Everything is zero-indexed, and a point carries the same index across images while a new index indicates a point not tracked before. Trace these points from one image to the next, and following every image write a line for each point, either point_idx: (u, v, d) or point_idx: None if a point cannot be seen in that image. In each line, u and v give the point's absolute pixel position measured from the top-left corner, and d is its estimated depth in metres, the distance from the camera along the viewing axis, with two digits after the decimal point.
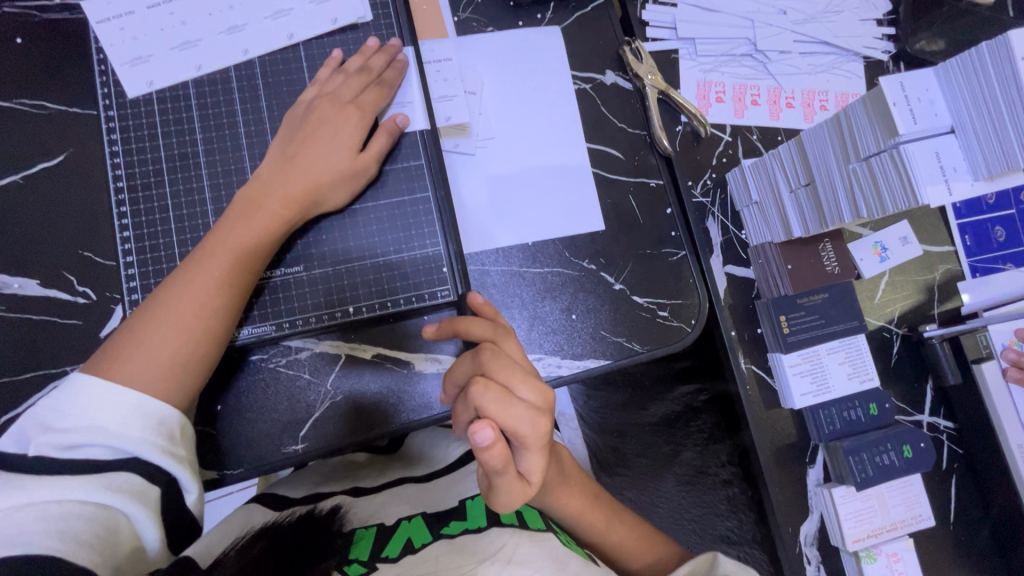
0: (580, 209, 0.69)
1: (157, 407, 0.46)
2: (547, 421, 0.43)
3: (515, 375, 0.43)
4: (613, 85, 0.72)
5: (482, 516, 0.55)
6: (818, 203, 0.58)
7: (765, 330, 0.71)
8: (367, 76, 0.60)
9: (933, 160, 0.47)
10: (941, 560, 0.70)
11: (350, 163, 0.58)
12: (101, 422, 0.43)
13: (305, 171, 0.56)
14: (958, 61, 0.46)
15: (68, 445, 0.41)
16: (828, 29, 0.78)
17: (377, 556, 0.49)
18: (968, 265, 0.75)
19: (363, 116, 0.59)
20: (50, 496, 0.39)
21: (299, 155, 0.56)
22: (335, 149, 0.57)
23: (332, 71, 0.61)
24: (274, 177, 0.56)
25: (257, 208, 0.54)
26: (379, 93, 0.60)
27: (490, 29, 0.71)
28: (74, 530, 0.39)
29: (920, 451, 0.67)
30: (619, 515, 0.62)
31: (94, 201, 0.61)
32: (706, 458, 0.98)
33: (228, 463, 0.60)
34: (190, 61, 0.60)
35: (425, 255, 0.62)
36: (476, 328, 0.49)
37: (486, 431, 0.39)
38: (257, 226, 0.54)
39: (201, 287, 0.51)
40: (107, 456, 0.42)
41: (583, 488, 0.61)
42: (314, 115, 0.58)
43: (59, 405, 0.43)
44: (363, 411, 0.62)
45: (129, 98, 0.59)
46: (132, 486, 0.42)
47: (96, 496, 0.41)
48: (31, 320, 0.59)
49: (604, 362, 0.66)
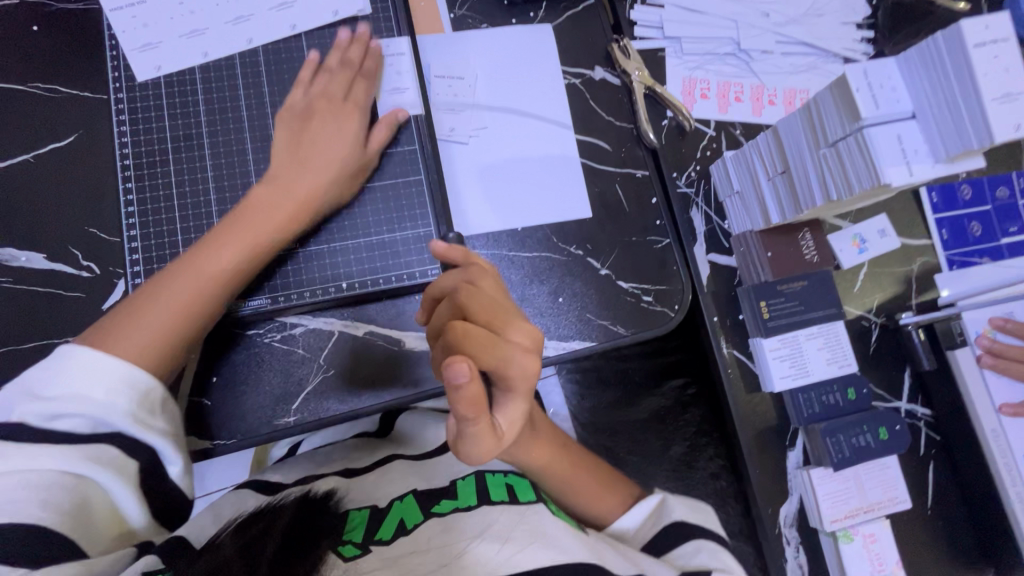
0: (567, 196, 0.72)
1: (144, 379, 0.45)
2: (535, 361, 0.45)
3: (498, 318, 0.46)
4: (601, 80, 0.76)
5: (473, 495, 0.56)
6: (793, 189, 0.60)
7: (746, 316, 0.73)
8: (360, 79, 0.64)
9: (894, 143, 0.49)
10: (919, 544, 0.71)
11: (355, 163, 0.61)
12: (83, 393, 0.43)
13: (311, 171, 0.59)
14: (917, 49, 0.49)
15: (51, 415, 0.41)
16: (810, 31, 0.81)
17: (371, 538, 0.49)
18: (946, 258, 0.78)
19: (359, 110, 0.63)
20: (31, 464, 0.40)
21: (306, 152, 0.59)
22: (340, 144, 0.61)
23: (325, 69, 0.63)
24: (287, 172, 0.58)
25: (273, 203, 0.57)
26: (366, 85, 0.64)
27: (484, 26, 0.75)
28: (56, 500, 0.40)
29: (896, 433, 0.69)
30: (587, 467, 0.64)
31: (101, 180, 0.64)
32: (694, 452, 0.99)
33: (222, 433, 0.61)
34: (197, 48, 0.63)
35: (417, 235, 0.64)
36: (449, 279, 0.50)
37: (463, 368, 0.39)
38: (271, 221, 0.56)
39: (208, 274, 0.52)
40: (88, 427, 0.42)
41: (553, 438, 0.63)
42: (314, 109, 0.61)
43: (48, 373, 0.43)
44: (354, 386, 0.64)
45: (138, 81, 0.62)
46: (111, 456, 0.43)
47: (75, 466, 0.41)
48: (37, 292, 0.61)
49: (590, 344, 0.68)
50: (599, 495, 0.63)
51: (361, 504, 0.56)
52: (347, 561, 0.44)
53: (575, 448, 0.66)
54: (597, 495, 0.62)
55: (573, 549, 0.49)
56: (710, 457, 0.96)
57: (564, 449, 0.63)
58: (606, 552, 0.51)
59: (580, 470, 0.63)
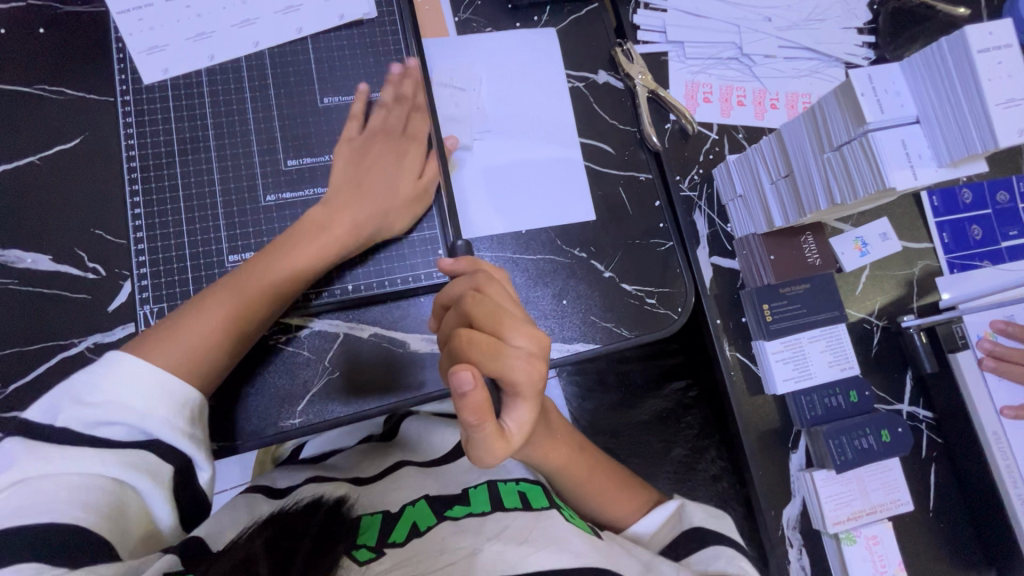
0: (572, 199, 0.72)
1: (181, 389, 0.47)
2: (540, 366, 0.46)
3: (504, 324, 0.46)
4: (605, 84, 0.76)
5: (487, 501, 0.56)
6: (796, 193, 0.61)
7: (748, 319, 0.73)
8: (419, 113, 0.66)
9: (899, 148, 0.50)
10: (921, 547, 0.71)
11: (412, 187, 0.63)
12: (125, 399, 0.45)
13: (366, 204, 0.61)
14: (921, 55, 0.50)
15: (96, 421, 0.44)
16: (811, 35, 0.82)
17: (384, 542, 0.49)
18: (946, 261, 0.78)
19: (419, 145, 0.65)
20: (74, 468, 0.42)
21: (365, 185, 0.62)
22: (396, 176, 0.63)
23: (393, 108, 0.65)
24: (344, 197, 0.60)
25: (325, 225, 0.58)
26: (424, 118, 0.66)
27: (489, 30, 0.75)
28: (96, 502, 0.41)
29: (898, 435, 0.70)
30: (604, 468, 0.64)
31: (107, 182, 0.64)
32: (696, 455, 0.97)
33: (227, 434, 0.61)
34: (203, 51, 0.63)
35: (422, 237, 0.64)
36: (455, 287, 0.50)
37: (467, 376, 0.40)
38: (320, 241, 0.58)
39: (252, 291, 0.54)
40: (128, 434, 0.44)
41: (571, 440, 0.62)
42: (375, 144, 0.63)
43: (91, 378, 0.45)
44: (358, 388, 0.65)
45: (145, 83, 0.62)
46: (148, 463, 0.45)
47: (114, 471, 0.43)
48: (43, 294, 0.61)
49: (594, 346, 0.68)
50: (617, 500, 0.63)
51: (373, 510, 0.56)
52: (362, 565, 0.44)
53: (591, 447, 0.65)
54: (615, 499, 0.62)
55: (587, 552, 0.50)
56: (712, 459, 0.94)
57: (580, 450, 0.62)
58: (617, 554, 0.52)
59: (598, 474, 0.63)
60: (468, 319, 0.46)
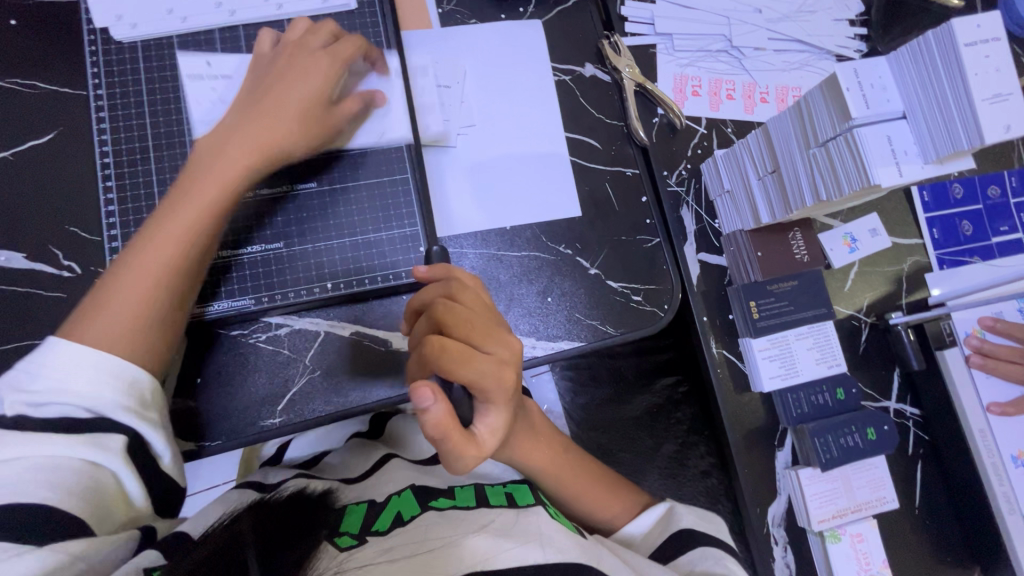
0: (557, 195, 0.71)
1: (129, 370, 0.45)
2: (511, 374, 0.46)
3: (473, 331, 0.45)
4: (591, 77, 0.75)
5: (472, 497, 0.55)
6: (783, 189, 0.60)
7: (736, 316, 0.73)
8: (269, 40, 0.61)
9: (885, 143, 0.49)
10: (908, 546, 0.71)
11: (313, 105, 0.57)
12: (69, 384, 0.42)
13: (257, 128, 0.55)
14: (908, 48, 0.49)
15: (39, 403, 0.41)
16: (802, 27, 0.81)
17: (367, 529, 0.49)
18: (936, 257, 0.78)
19: (333, 61, 0.59)
20: (28, 450, 0.39)
21: (268, 104, 0.56)
22: (301, 89, 0.57)
23: (271, 38, 0.61)
24: (236, 127, 0.55)
25: (221, 155, 0.53)
26: (353, 43, 0.61)
27: (473, 21, 0.73)
28: (64, 482, 0.39)
29: (884, 434, 0.69)
30: (588, 471, 0.63)
31: (83, 179, 0.63)
32: (686, 450, 0.98)
33: (207, 434, 0.61)
34: (175, 12, 0.62)
35: (403, 234, 0.63)
36: (426, 291, 0.49)
37: (428, 394, 0.40)
38: (220, 174, 0.53)
39: (166, 243, 0.50)
40: (83, 414, 0.41)
41: (552, 442, 0.62)
42: (285, 61, 0.58)
43: (32, 367, 0.43)
44: (339, 386, 0.64)
45: (116, 41, 0.61)
46: (103, 440, 0.42)
47: (78, 451, 0.41)
48: (15, 292, 0.60)
49: (579, 344, 0.68)
50: (608, 502, 0.61)
51: (358, 501, 0.56)
52: (342, 550, 0.44)
53: (578, 452, 0.65)
54: (604, 502, 0.61)
55: (569, 548, 0.49)
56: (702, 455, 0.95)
57: (566, 454, 0.62)
58: (602, 552, 0.51)
59: (584, 477, 0.62)
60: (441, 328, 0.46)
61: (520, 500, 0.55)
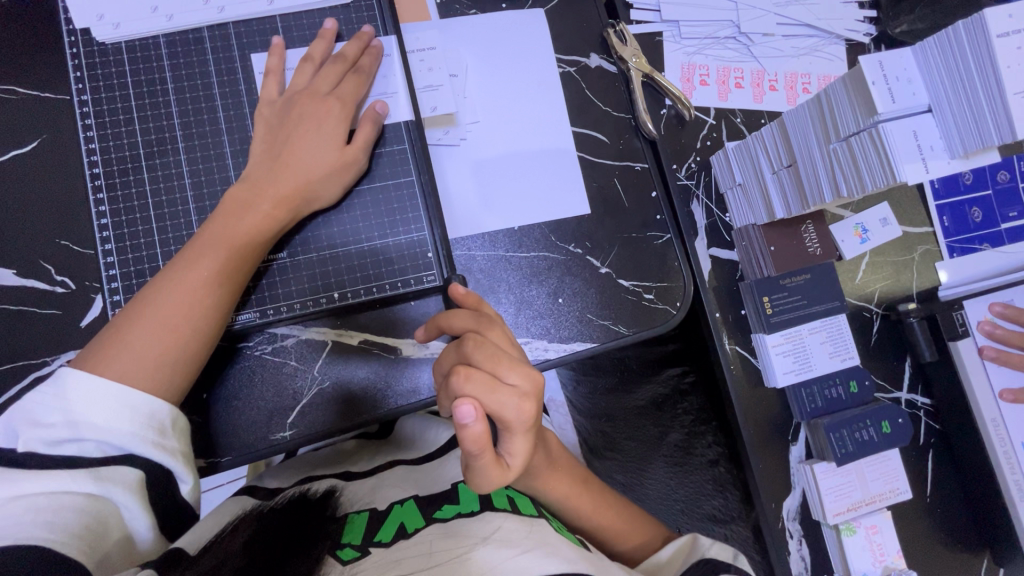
0: (566, 192, 0.69)
1: (146, 401, 0.45)
2: (532, 406, 0.44)
3: (501, 363, 0.44)
4: (597, 68, 0.72)
5: (475, 499, 0.54)
6: (799, 184, 0.58)
7: (748, 311, 0.75)
8: (274, 80, 0.58)
9: (910, 139, 0.48)
10: (913, 529, 0.76)
11: (339, 156, 0.57)
12: (88, 417, 0.43)
13: (283, 176, 0.55)
14: (934, 39, 0.48)
15: (57, 440, 0.42)
16: (812, 11, 0.78)
17: (370, 540, 0.47)
18: (946, 245, 0.78)
19: (344, 107, 0.58)
20: (38, 487, 0.40)
21: (289, 154, 0.55)
22: (320, 142, 0.56)
23: (277, 78, 0.59)
24: (263, 174, 0.55)
25: (248, 207, 0.53)
26: (357, 81, 0.59)
27: (473, 11, 0.70)
28: (63, 522, 0.39)
29: (899, 426, 0.73)
30: (608, 500, 0.63)
31: (73, 189, 0.60)
32: (693, 439, 0.87)
33: (214, 451, 0.59)
34: (159, 11, 0.58)
35: (410, 240, 0.61)
36: (458, 321, 0.50)
37: (468, 410, 0.41)
38: (248, 225, 0.53)
39: (190, 286, 0.49)
40: (95, 453, 0.42)
41: (570, 471, 0.61)
42: (296, 110, 0.56)
43: (45, 398, 0.43)
44: (349, 395, 0.62)
45: (97, 41, 0.57)
46: (110, 473, 0.42)
47: (84, 486, 0.41)
48: (8, 311, 0.58)
49: (592, 345, 0.66)
50: (629, 527, 0.62)
51: (359, 508, 0.54)
52: (346, 564, 0.42)
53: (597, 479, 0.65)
54: (623, 529, 0.61)
55: (577, 559, 0.47)
56: (709, 444, 0.84)
57: (584, 484, 0.62)
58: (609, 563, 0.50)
59: (603, 504, 0.62)
60: (466, 359, 0.46)
61: (523, 507, 0.53)
